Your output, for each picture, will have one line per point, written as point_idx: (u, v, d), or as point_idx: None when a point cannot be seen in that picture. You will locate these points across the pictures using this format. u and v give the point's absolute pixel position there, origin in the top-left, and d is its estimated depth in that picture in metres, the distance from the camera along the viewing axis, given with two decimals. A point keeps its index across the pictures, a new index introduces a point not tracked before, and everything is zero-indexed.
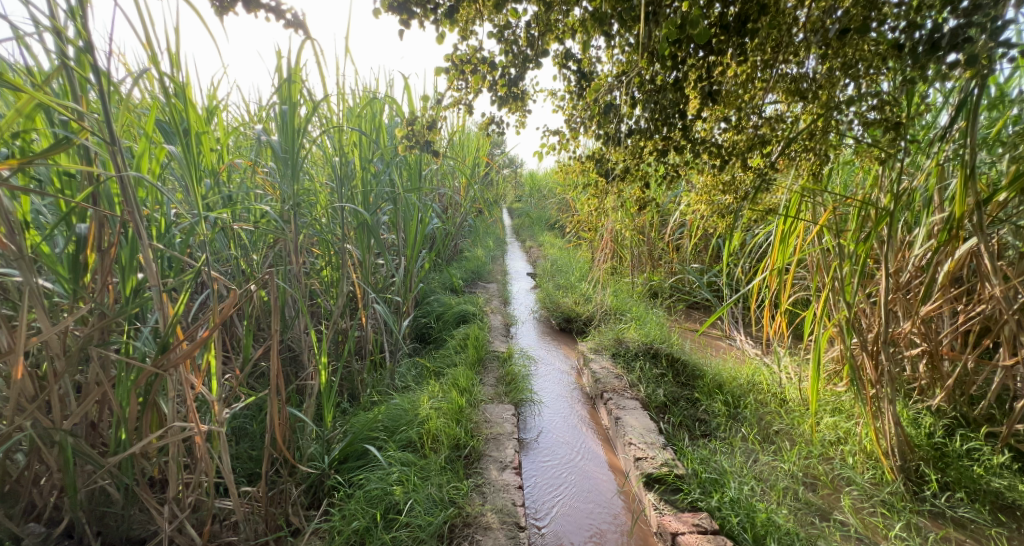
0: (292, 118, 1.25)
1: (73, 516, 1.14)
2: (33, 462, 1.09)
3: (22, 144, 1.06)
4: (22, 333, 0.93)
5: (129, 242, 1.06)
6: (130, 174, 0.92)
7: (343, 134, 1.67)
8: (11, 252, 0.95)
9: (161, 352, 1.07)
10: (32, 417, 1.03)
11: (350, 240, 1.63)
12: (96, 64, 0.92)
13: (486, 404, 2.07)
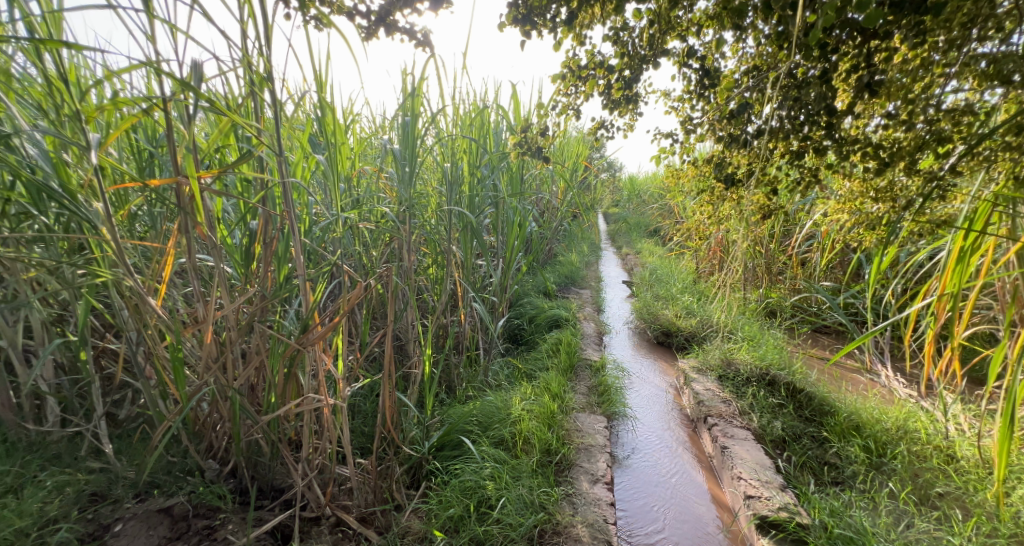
0: (414, 129, 1.38)
1: (236, 460, 1.39)
2: (212, 411, 1.36)
3: (220, 158, 1.34)
4: (212, 307, 1.17)
5: (284, 237, 1.27)
6: (290, 180, 1.10)
7: (453, 144, 1.79)
8: (209, 242, 1.20)
9: (303, 332, 1.25)
10: (214, 375, 1.28)
11: (454, 241, 1.75)
12: (273, 90, 1.12)
13: (578, 413, 2.04)
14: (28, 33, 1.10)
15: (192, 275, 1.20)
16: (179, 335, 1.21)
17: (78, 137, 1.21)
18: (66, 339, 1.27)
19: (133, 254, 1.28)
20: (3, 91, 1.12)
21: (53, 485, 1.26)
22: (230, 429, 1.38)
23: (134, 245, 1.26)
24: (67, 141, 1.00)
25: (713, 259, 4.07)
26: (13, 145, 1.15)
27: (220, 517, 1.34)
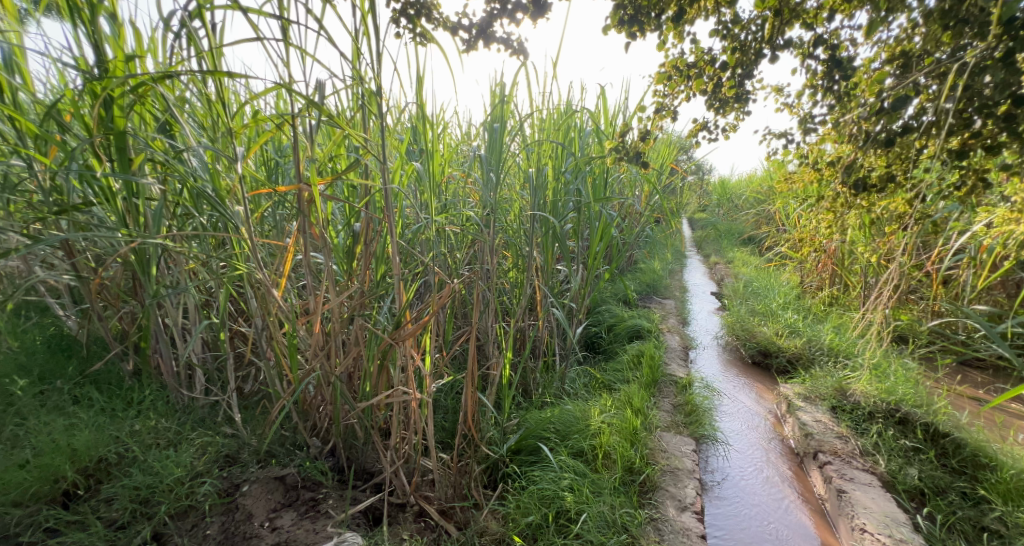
0: (500, 137, 1.42)
1: (336, 440, 1.53)
2: (318, 394, 1.51)
3: (331, 166, 1.49)
4: (323, 300, 1.29)
5: (382, 238, 1.37)
6: (392, 187, 1.18)
7: (535, 149, 1.80)
8: (321, 242, 1.33)
9: (396, 328, 1.34)
10: (321, 361, 1.41)
11: (536, 246, 1.75)
12: (381, 103, 1.21)
13: (663, 432, 1.92)
14: (198, 64, 1.34)
15: (306, 272, 1.35)
16: (295, 324, 1.37)
17: (229, 151, 1.45)
18: (210, 321, 1.51)
19: (261, 250, 1.47)
20: (178, 113, 1.38)
21: (200, 444, 1.50)
22: (332, 412, 1.52)
23: (263, 243, 1.46)
24: (221, 155, 1.20)
25: (825, 271, 3.66)
26: (181, 159, 1.41)
27: (322, 492, 1.48)
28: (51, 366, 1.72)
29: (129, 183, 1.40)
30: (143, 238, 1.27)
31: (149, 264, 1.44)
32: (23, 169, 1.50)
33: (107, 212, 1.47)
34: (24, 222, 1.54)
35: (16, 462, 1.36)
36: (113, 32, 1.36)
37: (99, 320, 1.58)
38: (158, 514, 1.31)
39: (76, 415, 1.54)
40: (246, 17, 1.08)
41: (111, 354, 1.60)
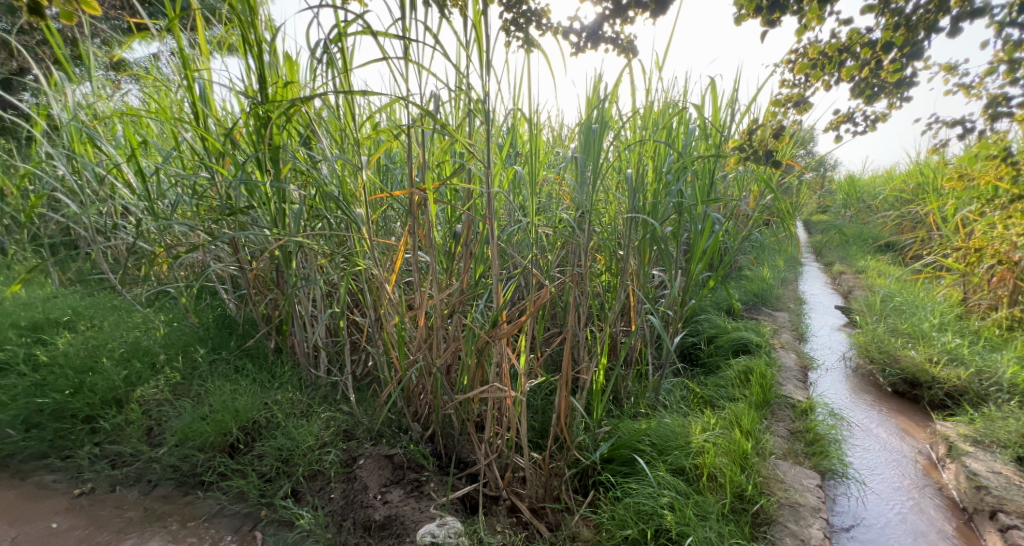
0: (598, 137, 1.35)
1: (434, 428, 1.62)
2: (420, 383, 1.62)
3: (439, 170, 1.58)
4: (428, 296, 1.38)
5: (483, 240, 1.42)
6: (494, 193, 1.20)
7: (633, 149, 1.73)
8: (427, 242, 1.42)
9: (493, 326, 1.36)
10: (424, 353, 1.51)
11: (634, 249, 1.68)
12: (488, 110, 1.23)
13: (779, 460, 1.71)
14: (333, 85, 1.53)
15: (413, 269, 1.45)
16: (404, 316, 1.49)
17: (354, 159, 1.63)
18: (333, 310, 1.70)
19: (376, 249, 1.63)
20: (317, 128, 1.59)
21: (324, 417, 1.72)
22: (432, 402, 1.60)
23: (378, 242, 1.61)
24: (348, 163, 1.37)
25: (1000, 287, 3.04)
26: (317, 167, 1.62)
27: (425, 476, 1.52)
28: (215, 341, 2.11)
29: (277, 189, 1.66)
30: (287, 237, 1.49)
31: (290, 259, 1.69)
32: (205, 178, 1.86)
33: (261, 213, 1.74)
34: (205, 221, 1.91)
35: (199, 415, 1.71)
36: (272, 62, 1.62)
37: (253, 304, 1.91)
38: (295, 474, 1.57)
39: (239, 382, 1.87)
40: (376, 39, 1.21)
41: (260, 333, 1.92)
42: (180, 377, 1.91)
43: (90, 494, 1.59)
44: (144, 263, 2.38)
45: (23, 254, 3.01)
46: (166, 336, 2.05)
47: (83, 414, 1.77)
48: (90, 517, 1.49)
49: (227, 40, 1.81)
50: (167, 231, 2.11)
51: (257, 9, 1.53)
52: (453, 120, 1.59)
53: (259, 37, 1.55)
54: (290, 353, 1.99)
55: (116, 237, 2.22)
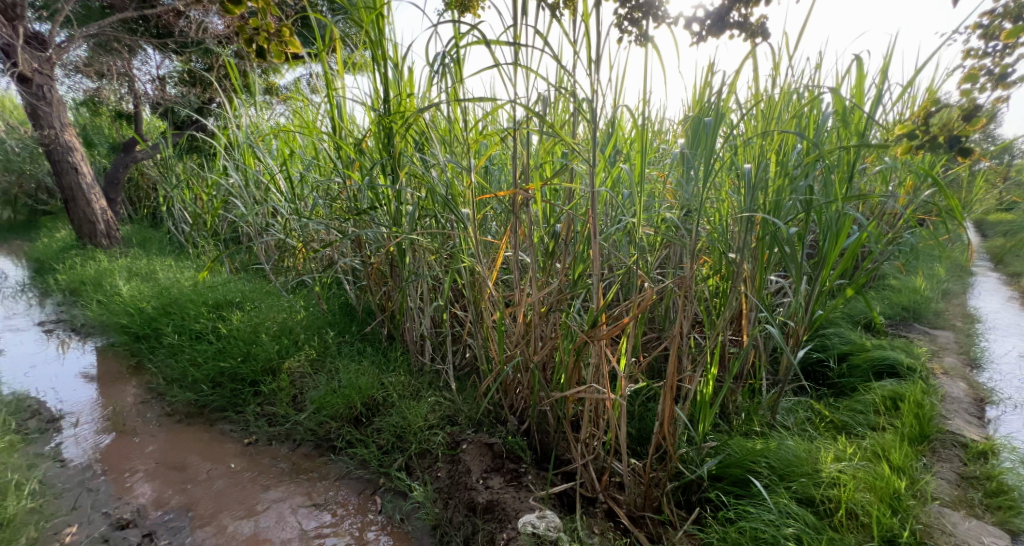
0: (713, 131, 1.15)
1: (530, 423, 1.64)
2: (518, 378, 1.65)
3: (543, 168, 1.58)
4: (526, 293, 1.40)
5: (584, 238, 1.38)
6: (598, 191, 1.15)
7: (752, 140, 1.51)
8: (527, 241, 1.43)
9: (592, 326, 1.32)
10: (522, 349, 1.54)
11: (752, 251, 1.51)
12: (593, 106, 1.19)
13: (943, 507, 1.40)
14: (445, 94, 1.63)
15: (513, 267, 1.47)
16: (504, 312, 1.53)
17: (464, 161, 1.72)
18: (439, 303, 1.82)
19: (479, 246, 1.70)
20: (430, 135, 1.72)
21: (431, 402, 1.84)
22: (529, 397, 1.61)
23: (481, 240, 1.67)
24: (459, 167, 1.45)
25: None
26: (428, 170, 1.74)
27: (523, 468, 1.53)
28: (341, 325, 2.40)
29: (394, 190, 1.82)
30: (403, 235, 1.63)
31: (405, 256, 1.88)
32: (338, 183, 2.11)
33: (381, 213, 1.94)
34: (337, 220, 2.17)
35: (331, 388, 1.96)
36: (395, 77, 1.79)
37: (372, 293, 2.21)
38: (408, 450, 1.72)
39: (361, 362, 2.10)
40: (489, 49, 1.27)
41: (377, 321, 2.15)
42: (316, 354, 2.20)
43: (254, 445, 1.90)
44: (291, 256, 2.79)
45: (209, 248, 3.73)
46: (307, 319, 2.38)
47: (247, 379, 2.14)
48: (253, 463, 1.79)
49: (359, 61, 2.04)
50: (307, 229, 2.45)
51: (383, 29, 1.70)
52: (558, 118, 1.59)
53: (385, 56, 1.72)
54: (402, 341, 2.17)
55: (270, 235, 2.63)
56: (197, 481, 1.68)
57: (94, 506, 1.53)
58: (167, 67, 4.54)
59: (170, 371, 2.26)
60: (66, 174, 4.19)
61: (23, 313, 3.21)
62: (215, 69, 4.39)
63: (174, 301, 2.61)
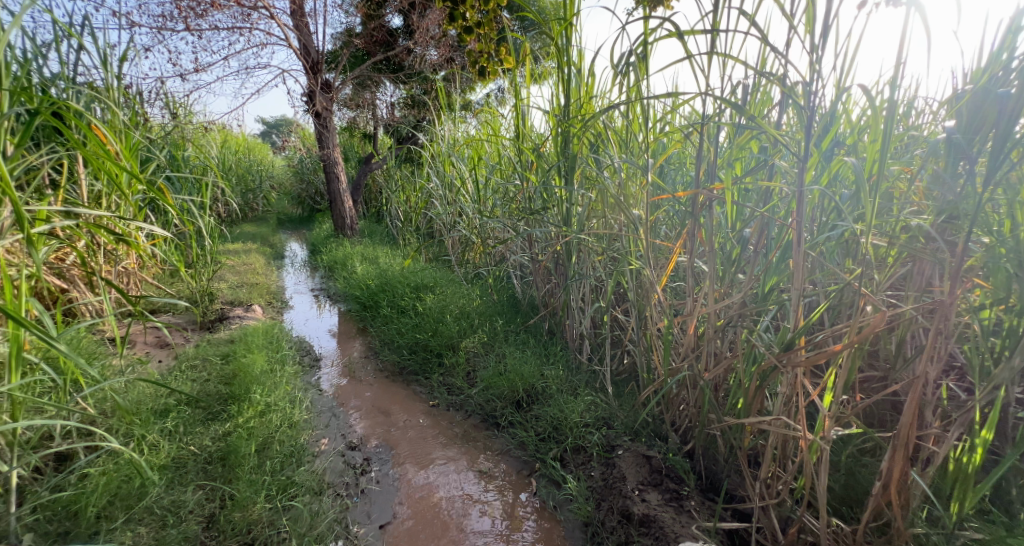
0: (1010, 107, 0.83)
1: (696, 445, 1.47)
2: (683, 394, 1.50)
3: (737, 165, 1.40)
4: (698, 304, 1.27)
5: (783, 246, 1.18)
6: (809, 189, 0.97)
7: None
8: (706, 247, 1.30)
9: (785, 349, 1.10)
10: (692, 363, 1.40)
11: None
12: (808, 90, 1.01)
13: None
14: (627, 94, 1.61)
15: (687, 275, 1.35)
16: (673, 322, 1.42)
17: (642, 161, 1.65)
18: (601, 304, 1.79)
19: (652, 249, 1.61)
20: (608, 133, 1.69)
21: (588, 402, 1.82)
22: (696, 415, 1.46)
23: (652, 243, 1.58)
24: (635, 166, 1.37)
25: None
26: (602, 171, 1.73)
27: (685, 490, 1.39)
28: (508, 315, 2.58)
29: (567, 191, 1.86)
30: (572, 234, 1.65)
31: (571, 254, 1.89)
32: (517, 185, 2.27)
33: (551, 214, 2.02)
34: (512, 219, 2.32)
35: (497, 371, 2.12)
36: (576, 83, 1.84)
37: (539, 289, 2.29)
38: (563, 442, 1.74)
39: (525, 351, 2.21)
40: (682, 40, 1.24)
41: (541, 316, 2.24)
42: (487, 337, 2.41)
43: (437, 408, 2.13)
44: (471, 251, 3.11)
45: (411, 241, 4.42)
46: (482, 308, 2.62)
47: (434, 351, 2.47)
48: (435, 423, 2.01)
49: (543, 71, 2.14)
50: (487, 227, 2.69)
51: (570, 35, 1.75)
52: (760, 108, 1.40)
53: (569, 62, 1.78)
54: (563, 339, 2.21)
55: (457, 231, 2.98)
56: (397, 427, 1.97)
57: (336, 427, 1.93)
58: (397, 95, 5.43)
59: (382, 335, 2.75)
60: (332, 180, 5.37)
61: (302, 281, 4.27)
62: (429, 93, 5.15)
63: (389, 282, 3.17)
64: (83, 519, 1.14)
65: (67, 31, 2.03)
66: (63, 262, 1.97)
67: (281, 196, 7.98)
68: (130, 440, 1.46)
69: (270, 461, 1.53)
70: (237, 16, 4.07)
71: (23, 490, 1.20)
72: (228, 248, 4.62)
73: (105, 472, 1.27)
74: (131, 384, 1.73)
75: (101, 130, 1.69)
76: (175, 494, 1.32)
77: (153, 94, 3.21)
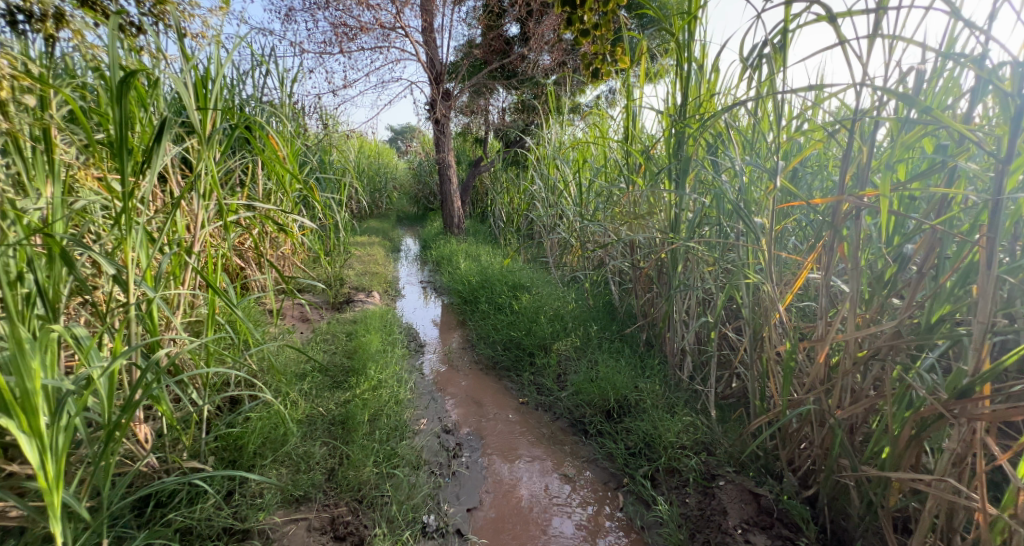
0: None
1: (818, 491, 1.28)
2: (805, 430, 1.33)
3: (900, 169, 1.19)
4: (833, 329, 1.12)
5: (961, 267, 0.97)
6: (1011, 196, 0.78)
7: None
8: (850, 263, 1.13)
9: (957, 397, 0.90)
10: (820, 396, 1.23)
11: None
12: (1015, 74, 0.82)
13: None
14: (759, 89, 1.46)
15: (819, 294, 1.20)
16: (798, 345, 1.26)
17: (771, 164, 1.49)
18: (708, 318, 1.66)
19: (778, 263, 1.44)
20: (731, 133, 1.56)
21: (686, 424, 1.69)
22: (821, 456, 1.28)
23: (777, 256, 1.42)
24: (762, 169, 1.24)
25: None
26: (721, 175, 1.60)
27: (802, 542, 1.21)
28: (604, 321, 2.51)
29: (678, 196, 1.76)
30: (680, 241, 1.55)
31: (678, 263, 1.78)
32: (622, 188, 2.20)
33: (658, 220, 1.92)
34: (615, 224, 2.26)
35: (589, 377, 2.08)
36: (696, 80, 1.73)
37: (638, 297, 2.20)
38: (656, 461, 1.64)
39: (619, 360, 2.14)
40: (834, 24, 1.09)
41: (639, 326, 2.14)
42: (580, 341, 2.38)
43: (526, 406, 2.15)
44: (569, 254, 3.10)
45: (512, 242, 4.53)
46: (576, 311, 2.59)
47: (526, 350, 2.50)
48: (524, 420, 2.03)
49: (660, 70, 2.05)
50: (589, 231, 2.66)
51: (695, 30, 1.65)
52: (937, 101, 1.17)
53: (690, 58, 1.68)
54: (662, 352, 2.09)
55: (557, 233, 2.99)
56: (488, 418, 2.03)
57: (435, 409, 2.04)
58: (509, 100, 5.62)
59: (479, 329, 2.85)
60: (446, 181, 5.69)
61: (412, 273, 4.62)
62: (540, 98, 5.27)
63: (489, 279, 3.28)
64: (245, 453, 1.37)
65: (254, 58, 2.45)
66: (241, 245, 2.37)
67: (400, 196, 8.71)
68: (279, 394, 1.70)
69: (378, 431, 1.67)
70: (380, 37, 4.52)
71: (210, 423, 1.47)
72: (356, 239, 5.16)
73: (263, 417, 1.50)
74: (281, 347, 2.02)
75: (274, 137, 2.00)
76: (306, 446, 1.51)
77: (311, 107, 3.73)
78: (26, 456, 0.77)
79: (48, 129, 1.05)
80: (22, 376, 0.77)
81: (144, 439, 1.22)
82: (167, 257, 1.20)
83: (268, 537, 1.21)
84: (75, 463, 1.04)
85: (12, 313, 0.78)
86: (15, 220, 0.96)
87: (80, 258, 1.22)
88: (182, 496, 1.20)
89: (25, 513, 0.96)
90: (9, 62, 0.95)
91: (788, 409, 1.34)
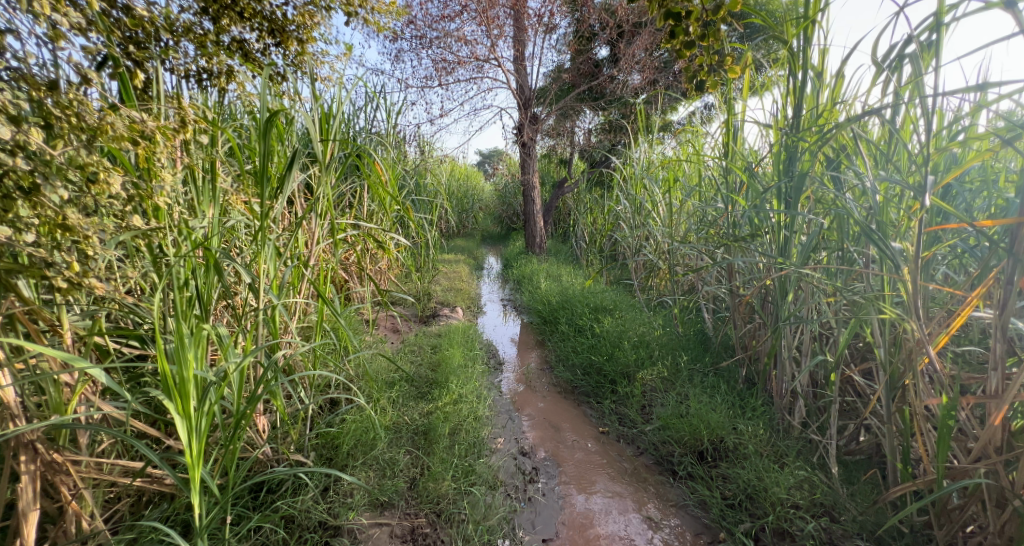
0: None
1: None
2: (972, 507, 1.10)
3: None
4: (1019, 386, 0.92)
5: None
6: None
7: None
8: None
9: None
10: (998, 468, 1.02)
11: None
12: None
13: None
14: (898, 97, 1.29)
15: (997, 338, 1.00)
16: (958, 401, 1.06)
17: (915, 181, 1.28)
18: (826, 358, 1.47)
19: (924, 298, 1.23)
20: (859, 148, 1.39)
21: (799, 478, 1.49)
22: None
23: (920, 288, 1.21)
24: (904, 186, 1.07)
25: None
26: (845, 194, 1.42)
27: None
28: (695, 351, 2.33)
29: (788, 216, 1.60)
30: (793, 269, 1.40)
31: (788, 293, 1.61)
32: (720, 209, 2.07)
33: (763, 244, 1.76)
34: (710, 246, 2.11)
35: (678, 412, 1.93)
36: (812, 89, 1.58)
37: (737, 327, 2.03)
38: (761, 517, 1.46)
39: (713, 396, 1.96)
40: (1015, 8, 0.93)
41: (739, 359, 1.96)
42: (668, 372, 2.21)
43: (608, 435, 2.05)
44: (657, 277, 2.96)
45: (594, 262, 4.46)
46: (664, 339, 2.45)
47: (608, 377, 2.41)
48: (604, 451, 1.93)
49: (767, 82, 1.92)
50: (680, 254, 2.52)
51: (814, 35, 1.52)
52: None
53: (806, 66, 1.55)
54: (766, 391, 1.88)
55: (643, 254, 2.88)
56: (567, 444, 1.96)
57: (514, 429, 2.02)
58: (595, 121, 5.59)
59: (559, 351, 2.80)
60: (530, 201, 5.78)
61: (494, 290, 4.72)
62: (629, 117, 5.23)
63: (570, 300, 3.24)
64: (340, 453, 1.46)
65: (366, 92, 2.71)
66: (348, 260, 2.58)
67: (485, 216, 9.01)
68: (371, 400, 1.80)
69: (457, 445, 1.68)
70: (474, 70, 4.76)
71: (313, 422, 1.60)
72: (443, 257, 5.40)
73: (356, 420, 1.59)
74: (373, 356, 2.14)
75: (380, 163, 2.16)
76: (391, 452, 1.56)
77: (411, 135, 4.04)
78: (179, 433, 0.87)
79: (214, 161, 1.25)
80: (181, 364, 0.89)
81: (262, 429, 1.36)
82: (289, 269, 1.35)
83: (355, 537, 1.27)
84: (212, 444, 1.18)
85: (176, 310, 0.91)
86: (186, 237, 1.12)
87: (226, 268, 1.41)
88: (288, 485, 1.31)
89: (175, 482, 1.10)
90: (192, 108, 1.14)
91: (944, 478, 1.12)
